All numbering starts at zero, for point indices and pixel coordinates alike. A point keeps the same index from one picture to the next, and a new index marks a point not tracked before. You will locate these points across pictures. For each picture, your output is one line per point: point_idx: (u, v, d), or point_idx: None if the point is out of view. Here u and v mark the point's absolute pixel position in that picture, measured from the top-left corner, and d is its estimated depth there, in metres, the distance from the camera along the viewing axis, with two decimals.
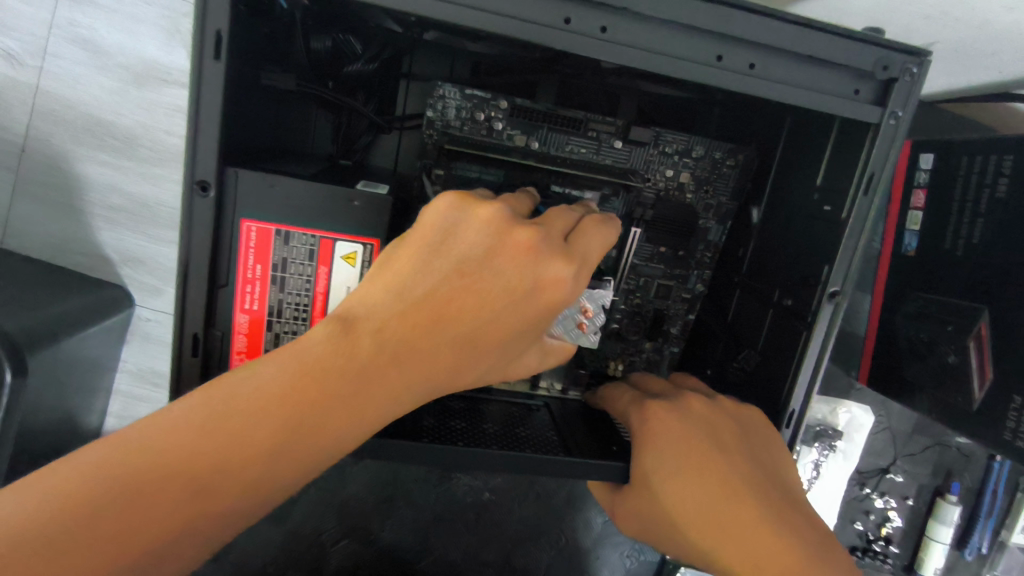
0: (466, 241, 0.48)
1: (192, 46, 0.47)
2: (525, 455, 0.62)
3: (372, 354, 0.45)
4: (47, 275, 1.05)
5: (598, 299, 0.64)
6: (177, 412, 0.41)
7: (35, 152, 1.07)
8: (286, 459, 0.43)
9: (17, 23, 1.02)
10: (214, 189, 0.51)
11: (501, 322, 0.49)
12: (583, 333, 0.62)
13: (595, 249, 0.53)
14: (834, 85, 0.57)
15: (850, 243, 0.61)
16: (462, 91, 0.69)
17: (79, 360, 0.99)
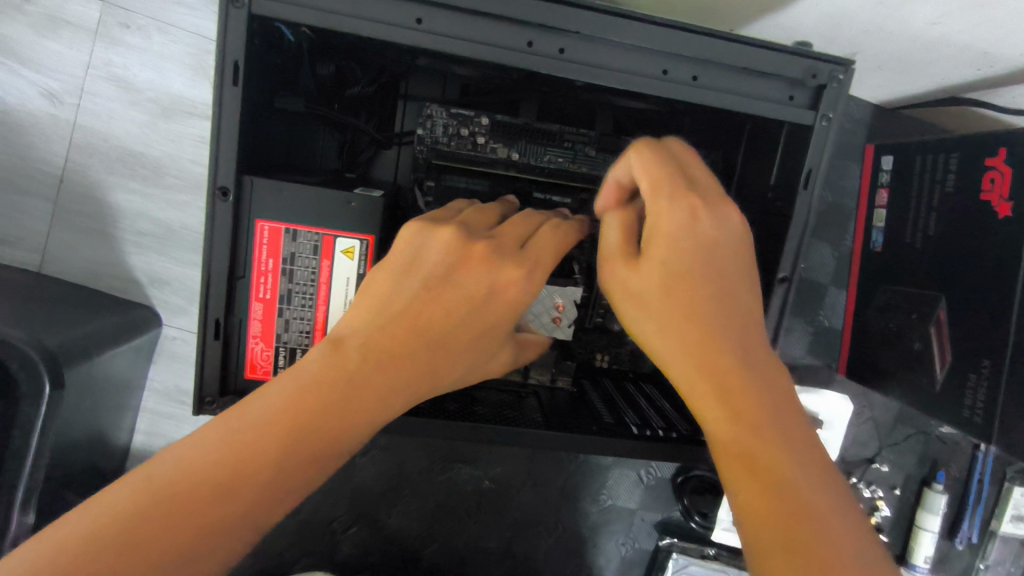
0: (427, 257, 0.56)
1: (215, 75, 0.57)
2: (514, 429, 0.73)
3: (361, 365, 0.51)
4: (82, 296, 1.16)
5: (571, 296, 0.73)
6: (196, 441, 0.47)
7: (73, 182, 1.18)
8: (298, 460, 0.48)
9: (55, 65, 1.14)
10: (233, 194, 0.59)
11: (471, 326, 0.56)
12: (557, 326, 0.74)
13: (550, 250, 0.60)
14: (770, 93, 0.65)
15: (794, 233, 0.69)
16: (447, 111, 0.78)
17: (109, 379, 1.08)
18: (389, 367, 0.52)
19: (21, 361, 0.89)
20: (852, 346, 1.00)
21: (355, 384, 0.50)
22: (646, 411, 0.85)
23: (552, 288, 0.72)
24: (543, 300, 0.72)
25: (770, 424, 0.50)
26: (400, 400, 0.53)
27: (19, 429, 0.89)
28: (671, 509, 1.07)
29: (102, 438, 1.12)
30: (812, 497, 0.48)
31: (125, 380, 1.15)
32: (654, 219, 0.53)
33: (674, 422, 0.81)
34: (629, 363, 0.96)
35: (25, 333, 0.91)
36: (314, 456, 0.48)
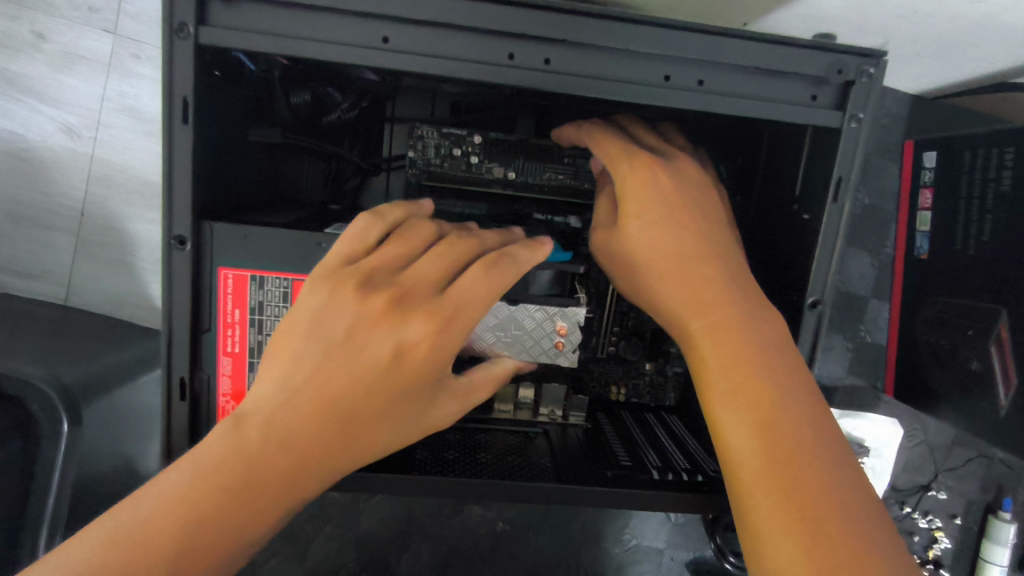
0: (330, 317, 0.51)
1: (162, 114, 0.51)
2: (518, 483, 0.65)
3: (261, 445, 0.48)
4: (105, 327, 1.14)
5: (575, 318, 0.64)
6: (103, 531, 0.44)
7: (93, 214, 1.16)
8: (205, 545, 0.45)
9: (72, 100, 1.11)
10: (190, 242, 0.54)
11: (387, 393, 0.51)
12: (560, 351, 0.65)
13: (474, 297, 0.53)
14: (789, 94, 0.57)
15: (825, 252, 0.60)
16: (439, 130, 0.72)
17: (134, 410, 1.06)
18: (295, 442, 0.49)
19: (41, 402, 0.88)
20: (900, 363, 0.91)
21: (258, 464, 0.48)
22: (668, 449, 0.77)
23: (552, 309, 0.64)
24: (542, 323, 0.64)
25: (779, 385, 0.54)
26: (314, 471, 0.50)
27: (39, 470, 0.86)
28: (703, 546, 0.99)
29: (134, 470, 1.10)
30: (816, 451, 0.51)
31: (151, 414, 1.12)
32: (623, 187, 0.60)
33: (700, 461, 0.74)
34: (649, 395, 0.89)
35: (44, 372, 0.90)
36: (220, 541, 0.46)
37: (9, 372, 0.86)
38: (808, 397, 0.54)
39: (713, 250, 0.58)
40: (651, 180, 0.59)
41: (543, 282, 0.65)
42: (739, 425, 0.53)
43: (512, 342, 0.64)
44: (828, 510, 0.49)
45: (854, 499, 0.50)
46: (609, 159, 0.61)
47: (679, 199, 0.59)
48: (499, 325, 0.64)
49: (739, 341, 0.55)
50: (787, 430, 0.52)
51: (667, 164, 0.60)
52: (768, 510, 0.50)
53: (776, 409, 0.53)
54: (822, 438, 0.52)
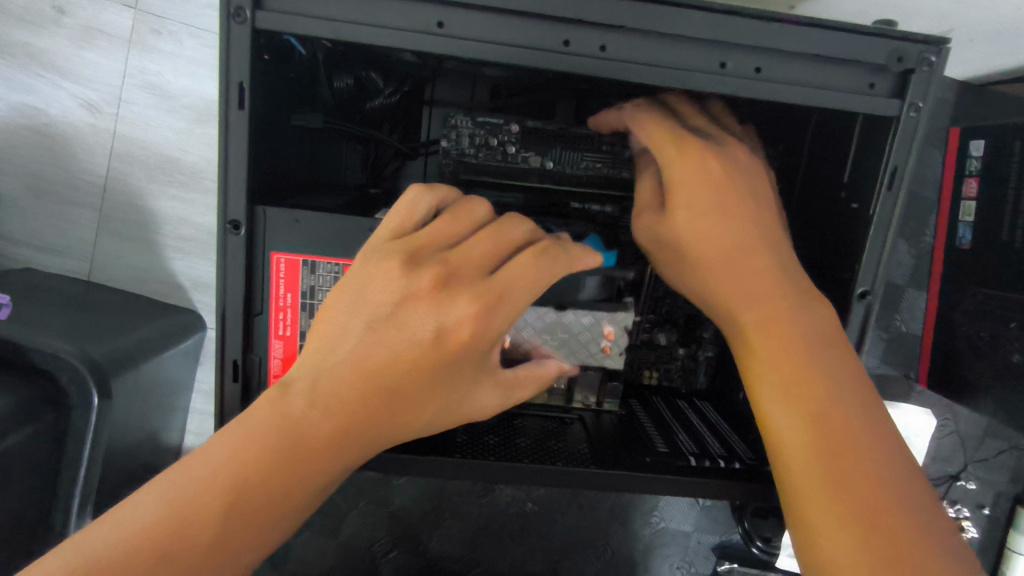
0: (375, 296, 0.51)
1: (219, 100, 0.51)
2: (557, 469, 0.66)
3: (305, 413, 0.48)
4: (130, 302, 1.18)
5: (622, 323, 0.67)
6: (147, 498, 0.45)
7: (114, 191, 1.20)
8: (243, 515, 0.46)
9: (92, 74, 1.15)
10: (245, 227, 0.55)
11: (428, 371, 0.51)
12: (606, 354, 0.69)
13: (519, 280, 0.52)
14: (847, 81, 0.56)
15: (877, 242, 0.60)
16: (473, 120, 0.71)
17: (157, 383, 1.09)
18: (336, 414, 0.49)
19: (70, 374, 0.90)
20: (936, 353, 0.91)
21: (299, 434, 0.48)
22: (702, 434, 0.78)
23: (601, 315, 0.66)
24: (590, 327, 0.67)
25: (824, 378, 0.54)
26: (352, 446, 0.50)
27: (71, 439, 0.89)
28: (731, 531, 1.00)
29: (154, 439, 1.14)
30: (866, 445, 0.52)
31: (175, 384, 1.16)
32: (672, 175, 0.59)
33: (735, 447, 0.74)
34: (680, 380, 0.90)
35: (74, 347, 0.92)
36: (261, 512, 0.47)
37: (41, 347, 0.89)
38: (854, 391, 0.54)
39: (759, 241, 0.58)
40: (701, 169, 0.58)
41: (591, 289, 0.65)
42: (788, 409, 0.54)
43: (560, 344, 0.67)
44: (873, 494, 0.50)
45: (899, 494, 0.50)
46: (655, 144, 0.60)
47: (730, 190, 0.58)
48: (549, 330, 0.66)
49: (784, 333, 0.55)
50: (834, 419, 0.52)
51: (715, 151, 0.59)
52: (817, 501, 0.51)
53: (820, 393, 0.53)
54: (867, 431, 0.52)
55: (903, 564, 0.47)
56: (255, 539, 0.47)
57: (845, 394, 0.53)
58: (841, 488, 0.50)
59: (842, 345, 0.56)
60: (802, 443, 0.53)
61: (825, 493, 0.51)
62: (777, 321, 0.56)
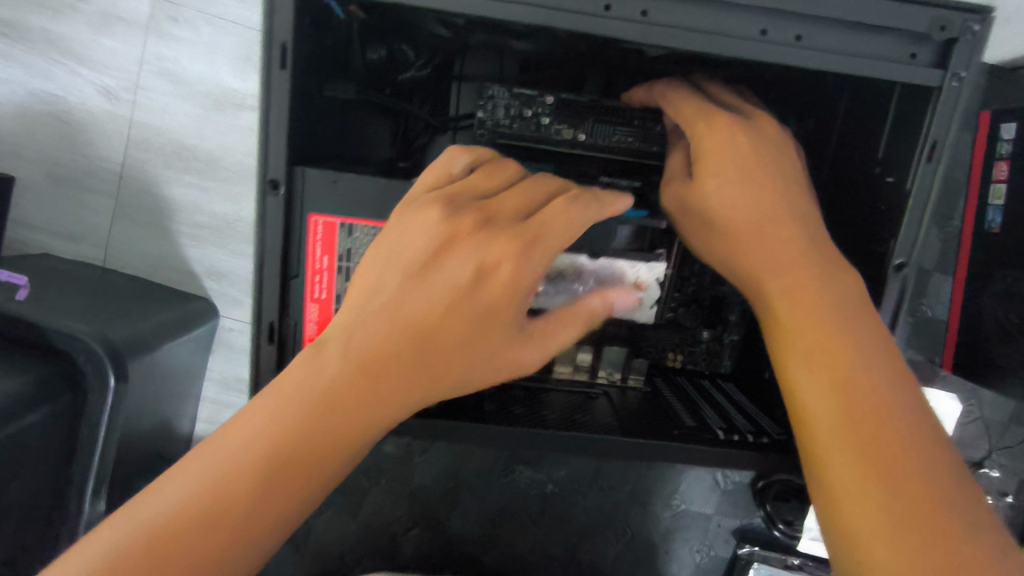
0: (408, 248, 0.51)
1: (262, 58, 0.51)
2: (585, 436, 0.66)
3: (343, 366, 0.49)
4: (144, 288, 1.19)
5: (655, 273, 0.68)
6: (197, 460, 0.46)
7: (131, 178, 1.21)
8: (291, 470, 0.46)
9: (111, 61, 1.16)
10: (284, 187, 0.55)
11: (466, 317, 0.51)
12: (637, 305, 0.71)
13: (555, 223, 0.52)
14: (889, 50, 0.56)
15: (915, 214, 0.59)
16: (510, 90, 0.71)
17: (171, 371, 1.11)
18: (375, 365, 0.49)
19: (87, 355, 0.90)
20: (962, 338, 0.90)
21: (339, 386, 0.48)
22: (729, 412, 0.78)
23: (635, 264, 0.67)
24: (624, 276, 0.68)
25: (854, 345, 0.53)
26: (392, 398, 0.50)
27: (85, 423, 0.89)
28: (752, 514, 0.99)
29: (167, 425, 1.16)
30: (895, 411, 0.51)
31: (186, 372, 1.17)
32: (700, 147, 0.59)
33: (762, 424, 0.74)
34: (704, 363, 0.90)
35: (91, 328, 0.92)
36: (308, 466, 0.47)
37: (59, 328, 0.89)
38: (884, 358, 0.53)
39: (790, 213, 0.57)
40: (730, 141, 0.58)
41: (624, 238, 0.67)
42: (818, 379, 0.53)
43: None
44: (908, 457, 0.50)
45: (932, 459, 0.50)
46: (686, 116, 0.61)
47: (759, 162, 0.57)
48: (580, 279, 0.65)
49: (817, 300, 0.55)
50: (864, 386, 0.52)
51: (745, 124, 0.59)
52: (846, 465, 0.50)
53: (849, 360, 0.53)
54: (897, 398, 0.52)
55: (940, 526, 0.47)
56: (304, 493, 0.48)
57: (876, 357, 0.53)
58: (876, 454, 0.50)
59: (873, 315, 0.56)
60: (829, 408, 0.52)
61: (858, 459, 0.50)
62: (805, 290, 0.55)
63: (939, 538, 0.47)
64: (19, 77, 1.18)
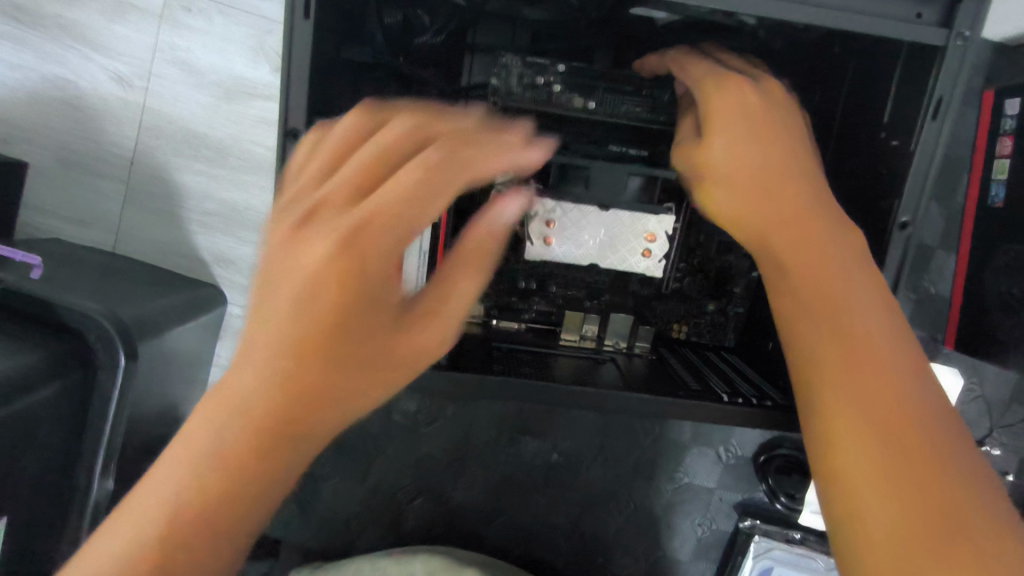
0: (267, 261, 0.47)
1: (286, 9, 0.53)
2: (593, 391, 0.68)
3: (245, 385, 0.44)
4: (152, 271, 1.21)
5: (663, 226, 0.77)
6: (105, 538, 0.42)
7: (141, 166, 1.23)
8: (208, 516, 0.43)
9: (124, 48, 1.19)
10: (304, 136, 0.56)
11: (343, 301, 0.45)
12: (646, 258, 0.78)
13: (415, 176, 0.46)
14: (895, 10, 0.57)
15: (919, 172, 0.61)
16: (523, 59, 0.73)
17: (177, 355, 1.11)
18: (264, 374, 0.44)
19: (98, 332, 0.90)
20: (965, 313, 0.91)
21: (234, 405, 0.44)
22: (733, 379, 0.79)
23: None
24: (634, 225, 0.77)
25: (857, 300, 0.55)
26: (297, 403, 0.45)
27: (97, 398, 0.90)
28: (753, 489, 1.00)
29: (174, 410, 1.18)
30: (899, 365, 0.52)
31: (195, 356, 1.19)
32: (708, 105, 0.60)
33: (766, 390, 0.75)
34: (708, 335, 0.92)
35: (103, 308, 0.93)
36: (226, 501, 0.43)
37: (72, 306, 0.90)
38: (886, 315, 0.55)
39: (796, 170, 0.59)
40: (739, 100, 0.59)
41: (634, 189, 0.78)
42: (816, 328, 0.55)
43: (605, 246, 0.78)
44: (903, 402, 0.50)
45: (933, 410, 0.51)
46: (697, 79, 0.62)
47: (766, 123, 0.59)
48: (595, 233, 0.77)
49: (822, 254, 0.56)
50: (867, 337, 0.53)
51: (754, 87, 0.60)
52: (848, 415, 0.51)
53: (853, 313, 0.54)
54: (900, 352, 0.53)
55: (942, 475, 0.48)
56: (243, 523, 0.45)
57: (875, 308, 0.55)
58: (871, 398, 0.51)
59: (874, 275, 0.57)
60: (832, 358, 0.54)
61: (858, 409, 0.51)
62: (811, 243, 0.57)
63: (943, 486, 0.47)
64: (32, 62, 1.19)
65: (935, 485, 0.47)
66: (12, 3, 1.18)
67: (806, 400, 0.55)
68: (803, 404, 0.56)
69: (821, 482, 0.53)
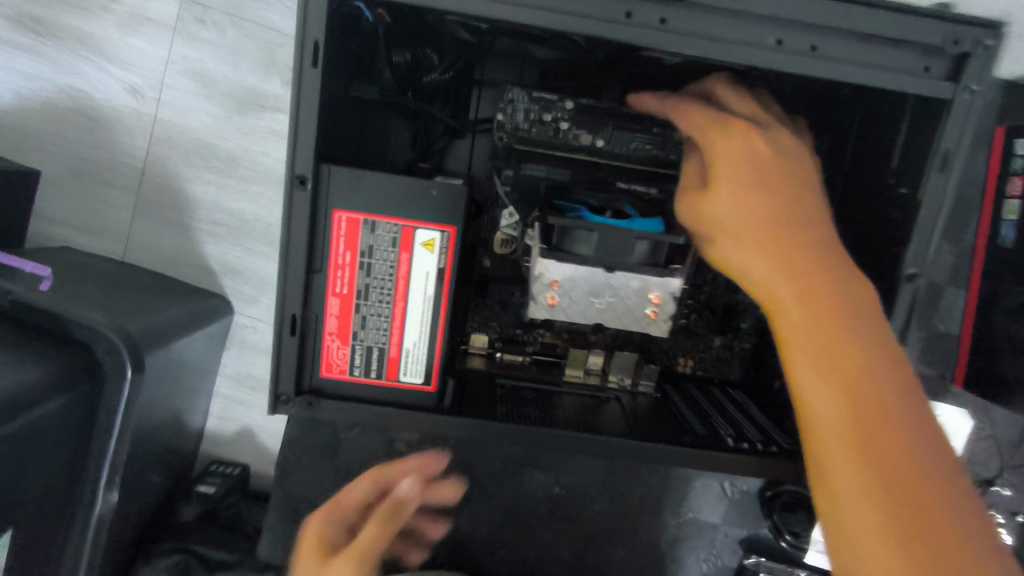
0: None
1: (294, 58, 0.53)
2: (598, 437, 0.66)
3: None
4: (163, 282, 1.22)
5: (669, 289, 0.67)
6: None
7: (154, 172, 1.24)
8: None
9: (138, 60, 1.19)
10: (312, 182, 0.56)
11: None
12: (653, 322, 0.68)
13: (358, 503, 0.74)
14: (901, 63, 0.56)
15: (926, 224, 0.60)
16: (529, 94, 0.72)
17: (186, 364, 1.14)
18: None
19: (105, 345, 0.91)
20: (974, 354, 0.90)
21: None
22: (738, 421, 0.79)
23: (649, 280, 0.66)
24: (637, 292, 0.67)
25: (865, 355, 0.54)
26: None
27: (103, 410, 0.90)
28: (758, 525, 1.00)
29: (178, 419, 1.19)
30: (905, 426, 0.52)
31: (198, 364, 1.20)
32: (713, 154, 0.59)
33: (773, 434, 0.74)
34: (714, 370, 0.91)
35: (109, 319, 0.93)
36: None
37: (78, 319, 0.90)
38: (895, 369, 0.54)
39: (803, 217, 0.57)
40: (745, 147, 0.58)
41: (641, 251, 0.66)
42: (824, 386, 0.54)
43: (606, 307, 0.68)
44: (908, 465, 0.50)
45: (938, 473, 0.51)
46: (702, 123, 0.61)
47: (773, 169, 0.58)
48: (594, 292, 0.67)
49: (830, 306, 0.55)
50: (875, 397, 0.52)
51: (761, 133, 0.59)
52: (853, 481, 0.51)
53: (862, 370, 0.53)
54: (907, 409, 0.52)
55: (944, 545, 0.48)
56: None
57: (882, 363, 0.54)
58: (876, 465, 0.51)
59: (883, 322, 0.56)
60: (839, 419, 0.52)
61: (864, 475, 0.51)
62: (818, 295, 0.55)
63: (944, 557, 0.48)
64: (47, 73, 1.20)
65: (936, 557, 0.48)
66: (29, 14, 1.18)
67: (812, 457, 0.55)
68: (809, 460, 0.55)
69: (827, 539, 0.54)
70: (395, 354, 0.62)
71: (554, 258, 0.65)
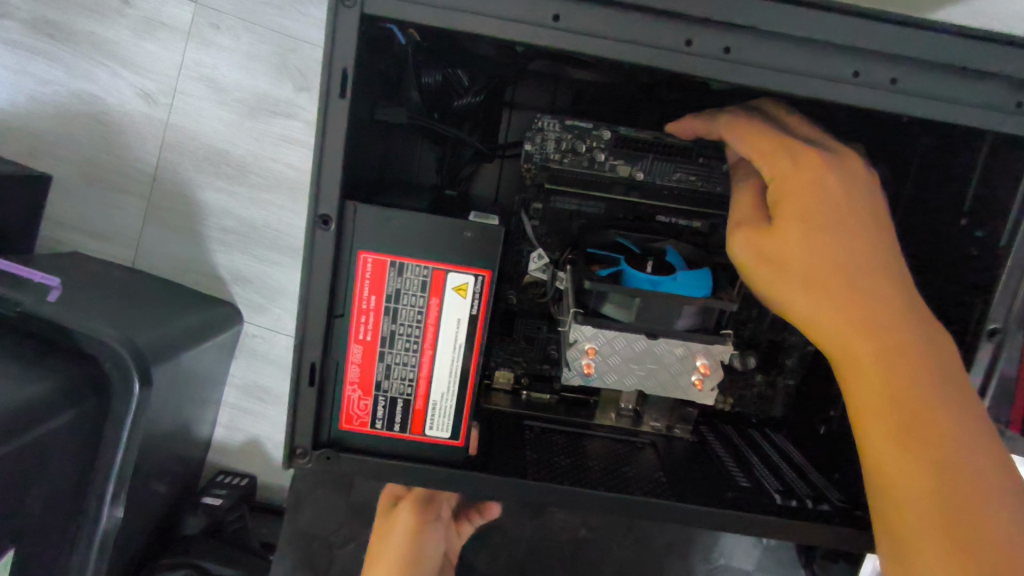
0: None
1: (320, 89, 0.49)
2: (637, 499, 0.61)
3: None
4: (174, 291, 1.18)
5: (716, 356, 0.61)
6: None
7: (165, 181, 1.20)
8: None
9: (151, 64, 1.15)
10: (335, 222, 0.52)
11: None
12: (697, 390, 0.62)
13: None
14: (992, 98, 0.51)
15: (1014, 275, 0.54)
16: (561, 123, 0.67)
17: (196, 372, 1.09)
18: None
19: (114, 360, 0.87)
20: None
21: None
22: (784, 472, 0.73)
23: (693, 345, 0.61)
24: (682, 359, 0.62)
25: (951, 421, 0.48)
26: None
27: (109, 425, 0.85)
28: None
29: (185, 437, 1.15)
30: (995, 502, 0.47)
31: (208, 374, 1.16)
32: (780, 185, 0.53)
33: (825, 490, 0.68)
34: (754, 407, 0.85)
35: (118, 332, 0.89)
36: None
37: (88, 331, 0.86)
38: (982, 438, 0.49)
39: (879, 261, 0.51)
40: (817, 180, 0.52)
41: (687, 318, 0.62)
42: (904, 455, 0.48)
43: (647, 373, 0.62)
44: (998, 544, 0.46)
45: None
46: (762, 149, 0.54)
47: (846, 207, 0.52)
48: (635, 358, 0.62)
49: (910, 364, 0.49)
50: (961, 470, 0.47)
51: (833, 162, 0.53)
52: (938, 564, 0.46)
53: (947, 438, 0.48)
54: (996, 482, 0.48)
55: None
56: None
57: (969, 430, 0.49)
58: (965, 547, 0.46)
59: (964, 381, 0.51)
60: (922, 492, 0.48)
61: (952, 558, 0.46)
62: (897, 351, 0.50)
63: None
64: (61, 77, 1.17)
65: None
66: (43, 18, 1.15)
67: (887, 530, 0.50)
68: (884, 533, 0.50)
69: None
70: (421, 406, 0.58)
71: (591, 323, 0.60)
